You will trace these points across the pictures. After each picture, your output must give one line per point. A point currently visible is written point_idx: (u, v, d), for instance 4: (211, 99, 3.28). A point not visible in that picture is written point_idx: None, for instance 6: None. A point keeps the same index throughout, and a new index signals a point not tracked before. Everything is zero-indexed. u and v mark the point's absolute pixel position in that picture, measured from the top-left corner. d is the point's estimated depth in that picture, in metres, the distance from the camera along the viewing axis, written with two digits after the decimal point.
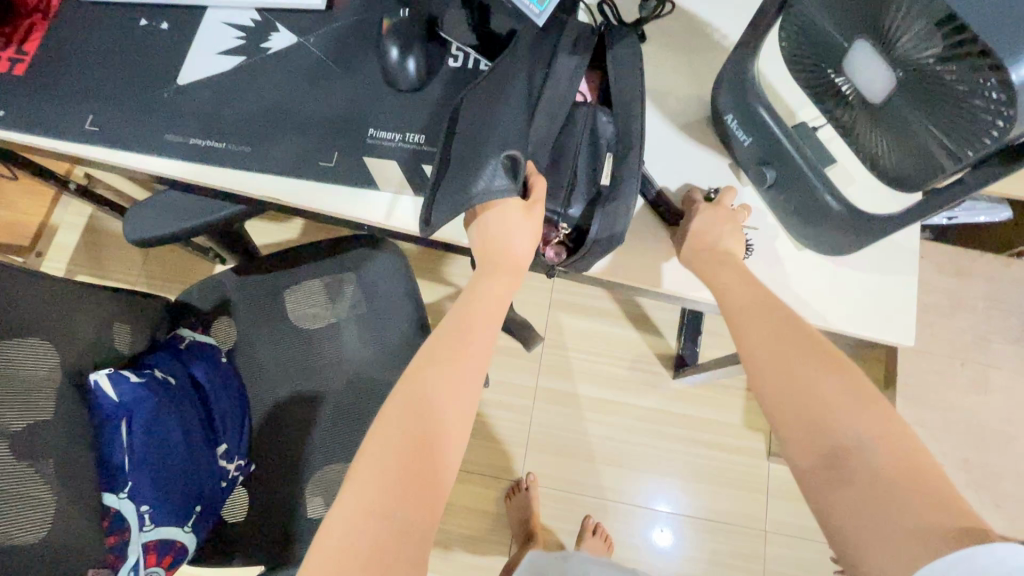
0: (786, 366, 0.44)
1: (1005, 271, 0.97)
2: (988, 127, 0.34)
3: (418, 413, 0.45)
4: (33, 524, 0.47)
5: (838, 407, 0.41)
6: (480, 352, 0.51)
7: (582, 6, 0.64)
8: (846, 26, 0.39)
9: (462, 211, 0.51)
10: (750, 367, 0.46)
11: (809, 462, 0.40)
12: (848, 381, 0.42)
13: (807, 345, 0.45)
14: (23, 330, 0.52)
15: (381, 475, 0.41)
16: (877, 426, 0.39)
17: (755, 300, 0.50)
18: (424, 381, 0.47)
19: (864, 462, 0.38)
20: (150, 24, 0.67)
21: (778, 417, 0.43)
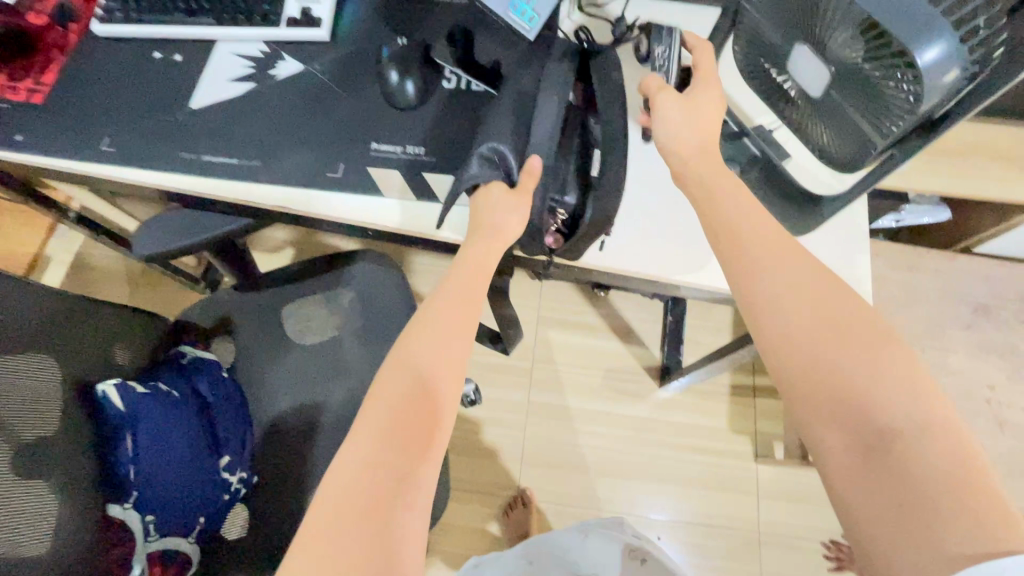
0: (827, 342, 0.42)
1: (952, 263, 0.99)
2: (904, 106, 0.41)
3: (399, 420, 0.47)
4: (38, 533, 0.55)
5: (875, 388, 0.39)
6: (455, 353, 0.52)
7: (561, 32, 0.72)
8: (786, 35, 0.48)
9: (455, 195, 0.59)
10: (783, 336, 0.43)
11: (844, 445, 0.38)
12: (888, 356, 0.40)
13: (852, 318, 0.42)
14: (34, 346, 0.62)
15: (359, 484, 0.43)
16: (928, 412, 0.37)
17: (767, 243, 0.46)
18: (398, 388, 0.48)
19: (908, 447, 0.36)
20: (164, 56, 0.74)
21: (808, 395, 0.41)
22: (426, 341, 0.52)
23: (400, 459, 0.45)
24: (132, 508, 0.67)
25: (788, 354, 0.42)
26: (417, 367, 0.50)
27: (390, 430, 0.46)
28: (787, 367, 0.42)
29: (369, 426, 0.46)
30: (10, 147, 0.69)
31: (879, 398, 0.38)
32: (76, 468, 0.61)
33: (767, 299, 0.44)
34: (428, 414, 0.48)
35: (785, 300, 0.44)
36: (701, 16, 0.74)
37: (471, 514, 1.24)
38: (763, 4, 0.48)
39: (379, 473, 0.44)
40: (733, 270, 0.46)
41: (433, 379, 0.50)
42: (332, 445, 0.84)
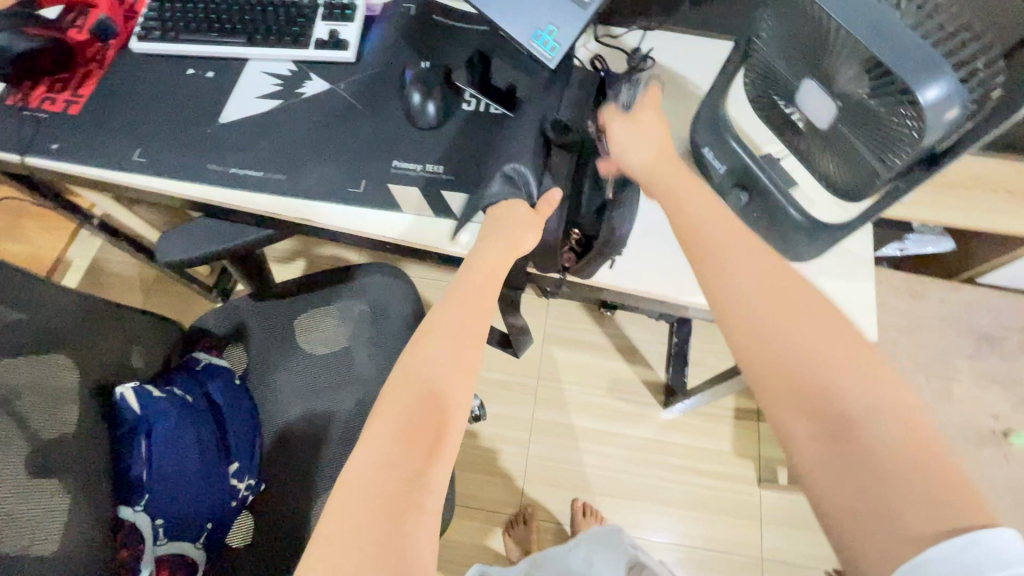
0: (784, 330, 0.42)
1: (955, 293, 1.01)
2: (908, 140, 0.43)
3: (412, 422, 0.48)
4: (51, 532, 0.55)
5: (835, 376, 0.39)
6: (465, 360, 0.54)
7: (577, 60, 0.75)
8: (795, 69, 0.50)
9: (477, 209, 0.64)
10: (746, 327, 0.43)
11: (809, 431, 0.39)
12: (841, 342, 0.41)
13: (811, 307, 0.43)
14: (55, 348, 0.64)
15: (372, 488, 0.44)
16: (886, 398, 0.38)
17: (726, 239, 0.48)
18: (407, 394, 0.50)
19: (869, 434, 0.37)
20: (197, 72, 0.77)
21: (772, 384, 0.41)
22: (434, 346, 0.53)
23: (408, 465, 0.46)
24: (142, 510, 0.68)
25: (752, 347, 0.43)
26: (427, 373, 0.52)
27: (404, 433, 0.47)
28: (753, 362, 0.42)
29: (380, 431, 0.47)
30: (45, 155, 0.72)
31: (838, 386, 0.39)
32: (89, 467, 0.62)
33: (728, 296, 0.45)
34: (439, 420, 0.49)
35: (747, 294, 0.44)
36: (713, 48, 0.77)
37: (471, 530, 1.24)
38: (773, 42, 0.50)
39: (393, 475, 0.45)
40: (703, 271, 0.47)
41: (446, 387, 0.51)
42: (339, 455, 0.85)
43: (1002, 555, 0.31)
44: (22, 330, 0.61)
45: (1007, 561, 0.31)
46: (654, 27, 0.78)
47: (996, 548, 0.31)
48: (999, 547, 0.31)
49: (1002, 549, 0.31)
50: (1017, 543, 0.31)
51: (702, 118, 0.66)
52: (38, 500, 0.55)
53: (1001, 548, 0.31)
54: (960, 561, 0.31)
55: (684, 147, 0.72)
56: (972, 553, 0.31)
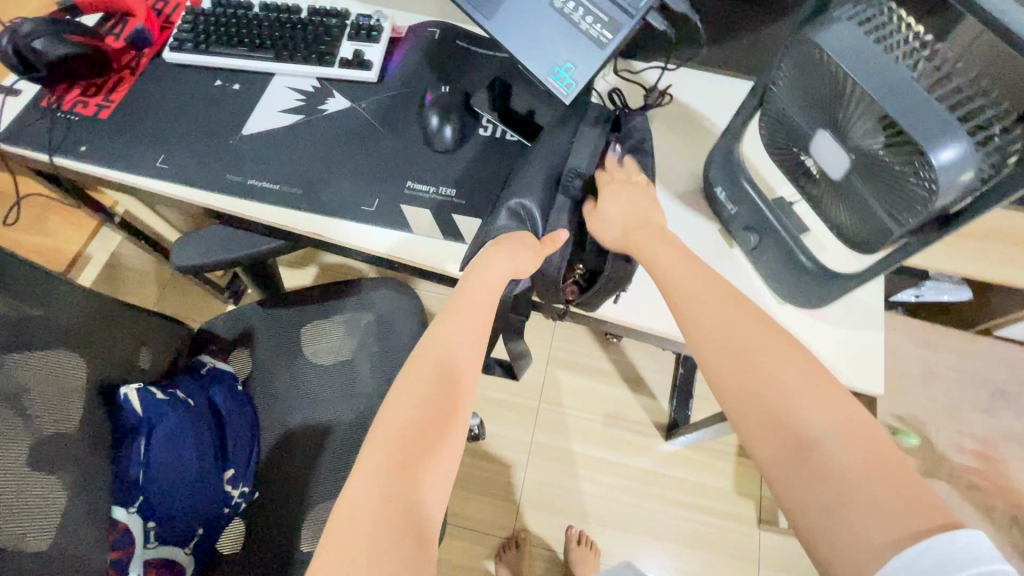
0: (747, 356, 0.46)
1: (971, 345, 0.99)
2: (920, 200, 0.43)
3: (413, 438, 0.48)
4: (45, 529, 0.56)
5: (793, 401, 0.42)
6: (470, 373, 0.54)
7: (595, 93, 0.76)
8: (812, 119, 0.50)
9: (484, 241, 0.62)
10: (713, 364, 0.47)
11: (776, 450, 0.42)
12: (802, 364, 0.44)
13: (769, 337, 0.46)
14: (67, 346, 0.65)
15: (376, 498, 0.44)
16: (844, 415, 0.41)
17: (703, 288, 0.52)
18: (414, 401, 0.50)
19: (824, 452, 0.39)
20: (224, 84, 0.79)
21: (742, 415, 0.44)
22: (431, 359, 0.53)
23: (412, 477, 0.46)
24: (135, 512, 0.67)
25: (718, 380, 0.47)
26: (425, 388, 0.51)
27: (404, 449, 0.47)
28: (720, 391, 0.46)
29: (387, 437, 0.48)
30: (73, 156, 0.74)
31: (801, 407, 0.42)
32: (88, 465, 0.63)
33: (706, 342, 0.48)
34: (437, 437, 0.49)
35: (719, 329, 0.48)
36: (732, 88, 0.78)
37: (463, 552, 1.22)
38: (789, 91, 0.51)
39: (393, 492, 0.44)
40: (675, 311, 0.52)
41: (445, 403, 0.51)
42: (333, 468, 0.85)
43: (959, 556, 0.33)
44: (37, 324, 0.62)
45: (964, 560, 0.32)
46: (674, 64, 0.79)
47: (952, 550, 0.33)
48: (957, 549, 0.33)
49: (959, 550, 0.33)
50: (974, 540, 0.33)
51: (716, 158, 0.66)
52: (32, 497, 0.55)
53: (958, 549, 0.33)
54: (920, 567, 0.33)
55: (697, 185, 0.72)
56: (930, 557, 0.33)
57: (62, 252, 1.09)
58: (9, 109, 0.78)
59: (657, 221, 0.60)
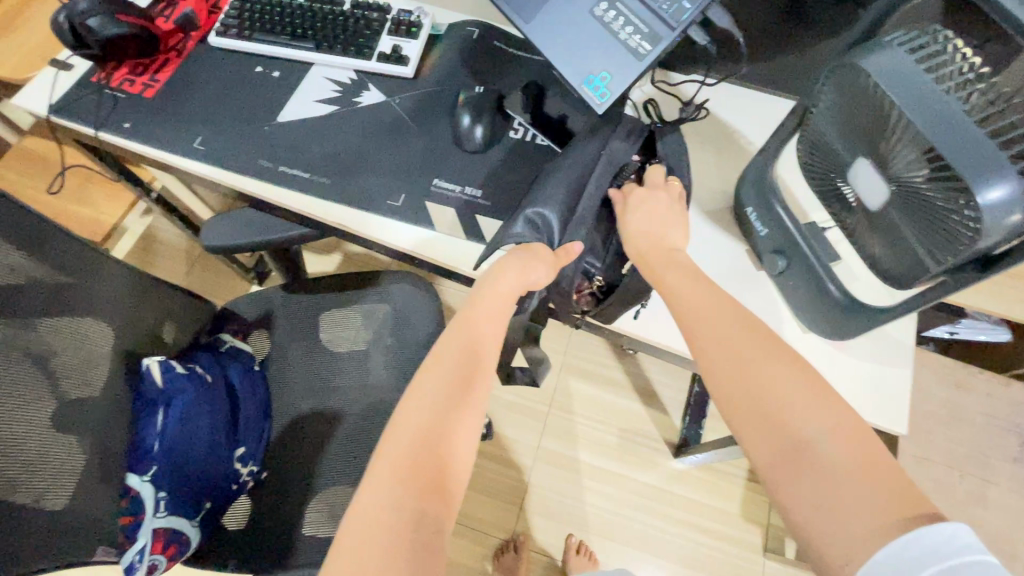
0: (752, 367, 0.45)
1: (1004, 390, 0.95)
2: (962, 240, 0.41)
3: (431, 436, 0.48)
4: (61, 490, 0.58)
5: (789, 406, 0.42)
6: (488, 364, 0.55)
7: (631, 103, 0.75)
8: (852, 147, 0.48)
9: (497, 247, 0.62)
10: (711, 373, 0.47)
11: (771, 455, 0.41)
12: (798, 374, 0.44)
13: (767, 346, 0.47)
14: (96, 315, 0.67)
15: (394, 493, 0.44)
16: (839, 418, 0.41)
17: (712, 297, 0.52)
18: (434, 393, 0.51)
19: (819, 454, 0.40)
20: (264, 71, 0.81)
21: (735, 415, 0.45)
22: (447, 354, 0.54)
23: (431, 472, 0.46)
24: (148, 481, 0.68)
25: (718, 382, 0.46)
26: (444, 386, 0.51)
27: (421, 450, 0.47)
28: (716, 389, 0.47)
29: (405, 431, 0.48)
30: (116, 133, 0.77)
31: (794, 409, 0.42)
32: (105, 434, 0.65)
33: (722, 357, 0.47)
34: (454, 436, 0.49)
35: (726, 335, 0.48)
36: (773, 106, 0.76)
37: (461, 549, 1.23)
38: (829, 115, 0.49)
39: (411, 486, 0.45)
40: (679, 321, 0.52)
41: (463, 400, 0.51)
42: (341, 456, 0.86)
43: (943, 548, 0.33)
44: (71, 293, 0.64)
45: (948, 552, 0.33)
46: (714, 79, 0.77)
47: (938, 542, 0.34)
48: (942, 541, 0.34)
49: (942, 542, 0.34)
50: (958, 533, 0.34)
51: (748, 178, 0.65)
52: (53, 459, 0.58)
53: (943, 541, 0.34)
54: (906, 557, 0.34)
55: (727, 204, 0.70)
56: (914, 549, 0.34)
57: (99, 222, 1.12)
58: (60, 83, 0.80)
59: (680, 236, 0.59)
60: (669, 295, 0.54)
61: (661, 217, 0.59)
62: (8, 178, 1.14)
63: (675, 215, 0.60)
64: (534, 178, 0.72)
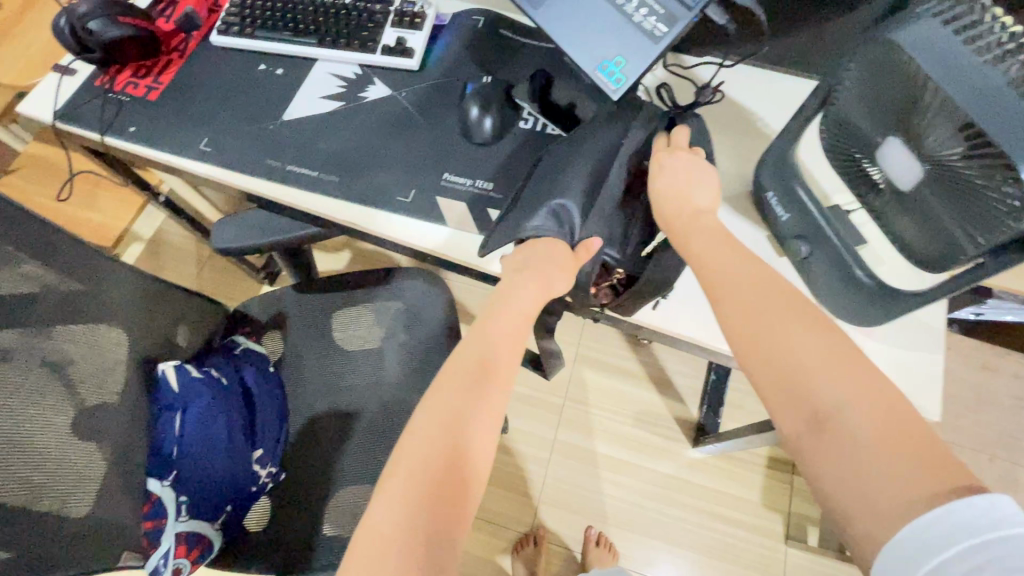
0: (775, 333, 0.44)
1: None
2: (1001, 216, 0.39)
3: (449, 438, 0.49)
4: (83, 497, 0.58)
5: (814, 372, 0.41)
6: (504, 374, 0.56)
7: (643, 88, 0.73)
8: (881, 126, 0.46)
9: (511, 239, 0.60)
10: (737, 340, 0.46)
11: (795, 424, 0.41)
12: (823, 341, 0.43)
13: (789, 314, 0.45)
14: (112, 320, 0.67)
15: (410, 498, 0.45)
16: (865, 386, 0.40)
17: (731, 265, 0.51)
18: (449, 400, 0.52)
19: (844, 424, 0.39)
20: (268, 69, 0.80)
21: (760, 386, 0.44)
22: (461, 360, 0.55)
23: (446, 478, 0.47)
24: (169, 485, 0.69)
25: (742, 352, 0.46)
26: (462, 391, 0.52)
27: (436, 455, 0.48)
28: (743, 356, 0.45)
29: (421, 436, 0.49)
30: (123, 136, 0.76)
31: (818, 378, 0.41)
32: (127, 439, 0.65)
33: (744, 326, 0.46)
34: (473, 443, 0.50)
35: (746, 303, 0.47)
36: (792, 87, 0.73)
37: (480, 544, 1.23)
38: (857, 95, 0.47)
39: (426, 491, 0.45)
40: (705, 284, 0.51)
41: (479, 407, 0.52)
42: (359, 454, 0.86)
43: (976, 522, 0.32)
44: (84, 301, 0.63)
45: (980, 527, 0.31)
46: (728, 60, 0.75)
47: (971, 517, 0.32)
48: (975, 516, 0.32)
49: (976, 517, 0.32)
50: (995, 506, 0.32)
51: (768, 162, 0.63)
52: (74, 466, 0.57)
53: (976, 514, 0.32)
54: (934, 532, 0.32)
55: (746, 189, 0.69)
56: (943, 523, 0.32)
57: (109, 228, 1.12)
58: (64, 88, 0.80)
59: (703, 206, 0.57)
60: (696, 257, 0.53)
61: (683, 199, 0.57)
62: (17, 186, 1.14)
63: (703, 179, 0.58)
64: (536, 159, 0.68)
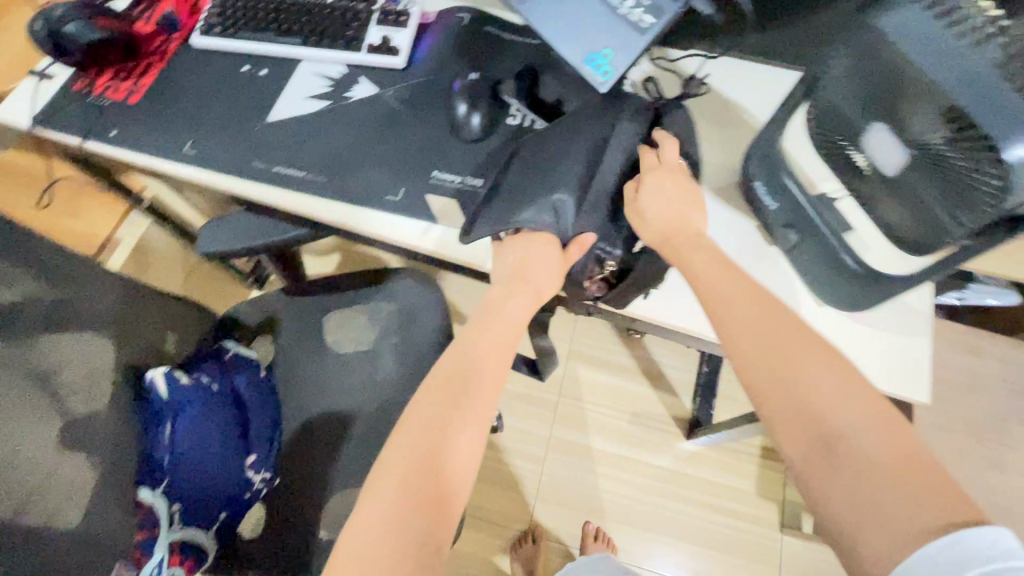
0: (783, 355, 0.46)
1: (1014, 353, 0.97)
2: (986, 199, 0.40)
3: (429, 453, 0.50)
4: (73, 509, 0.57)
5: (823, 396, 0.44)
6: (489, 385, 0.56)
7: (629, 82, 0.73)
8: (867, 112, 0.47)
9: (502, 227, 0.60)
10: (739, 358, 0.48)
11: (803, 448, 0.43)
12: (827, 363, 0.45)
13: (798, 338, 0.47)
14: (100, 328, 0.66)
15: (390, 512, 0.46)
16: (869, 412, 0.42)
17: (729, 281, 0.52)
18: (431, 414, 0.53)
19: (854, 448, 0.41)
20: (251, 70, 0.79)
21: (766, 408, 0.46)
22: (444, 375, 0.56)
23: (426, 492, 0.48)
24: (160, 494, 0.67)
25: (746, 371, 0.47)
26: (444, 407, 0.53)
27: (416, 470, 0.49)
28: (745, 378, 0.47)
29: (401, 451, 0.50)
30: (104, 141, 0.75)
31: (826, 401, 0.43)
32: (117, 446, 0.64)
33: (749, 343, 0.48)
34: (454, 458, 0.51)
35: (749, 322, 0.49)
36: (777, 78, 0.73)
37: (478, 543, 1.22)
38: (842, 81, 0.48)
39: (405, 506, 0.47)
40: (701, 300, 0.52)
41: (462, 419, 0.53)
42: (354, 457, 0.85)
43: (986, 551, 0.34)
44: (68, 307, 0.62)
45: (990, 556, 0.34)
46: (712, 51, 0.76)
47: (979, 545, 0.34)
48: (984, 546, 0.34)
49: (985, 546, 0.34)
50: (1001, 538, 0.34)
51: (755, 152, 0.63)
52: (64, 477, 0.57)
53: (984, 545, 0.34)
54: (943, 558, 0.35)
55: (734, 179, 0.69)
56: (951, 550, 0.35)
57: (92, 236, 1.10)
58: (42, 92, 0.78)
59: (686, 208, 0.59)
60: (694, 275, 0.54)
61: (668, 193, 0.58)
62: None
63: (685, 202, 0.59)
64: (517, 147, 0.67)
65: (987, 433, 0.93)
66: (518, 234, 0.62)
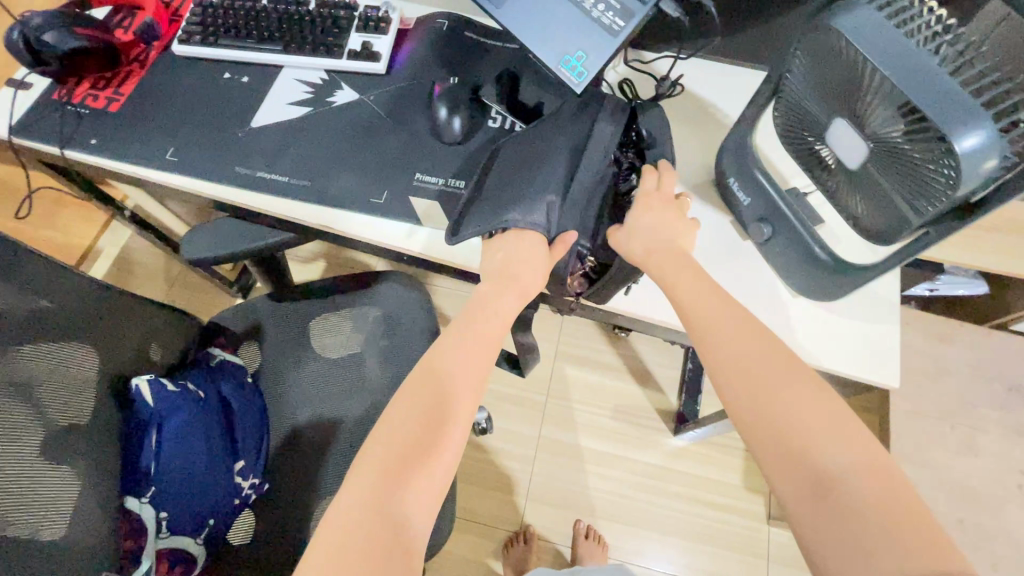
0: (773, 386, 0.47)
1: (985, 341, 1.01)
2: (940, 188, 0.42)
3: (392, 478, 0.49)
4: (57, 522, 0.55)
5: (815, 431, 0.44)
6: (462, 409, 0.56)
7: (606, 84, 0.75)
8: (829, 108, 0.49)
9: (489, 228, 0.61)
10: (728, 387, 0.49)
11: (794, 484, 0.43)
12: (816, 393, 0.46)
13: (790, 367, 0.48)
14: (79, 336, 0.65)
15: (346, 540, 0.45)
16: (861, 453, 0.42)
17: (716, 301, 0.54)
18: (398, 437, 0.52)
19: (846, 490, 0.41)
20: (232, 77, 0.79)
21: (757, 443, 0.46)
22: (413, 398, 0.55)
23: (386, 520, 0.47)
24: (147, 503, 0.67)
25: (734, 399, 0.48)
26: (410, 431, 0.52)
27: (377, 496, 0.48)
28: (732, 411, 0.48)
29: (365, 476, 0.49)
30: (84, 149, 0.75)
31: (817, 436, 0.43)
32: (101, 457, 0.63)
33: (738, 371, 0.49)
34: (415, 488, 0.50)
35: (740, 349, 0.50)
36: (747, 79, 0.77)
37: (470, 545, 1.23)
38: (805, 78, 0.50)
39: (363, 534, 0.45)
40: (690, 327, 0.53)
41: (432, 445, 0.52)
42: (343, 461, 0.85)
43: None
44: (49, 317, 0.62)
45: None
46: (684, 53, 0.78)
47: None
48: None
49: None
50: None
51: (728, 150, 0.65)
52: (46, 490, 0.55)
53: None
54: None
55: (710, 177, 0.71)
56: None
57: None
58: (20, 102, 0.78)
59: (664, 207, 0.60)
60: (676, 290, 0.56)
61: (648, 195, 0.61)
62: None
63: (669, 219, 0.60)
64: (496, 150, 0.68)
65: (960, 419, 0.96)
66: (501, 233, 0.63)
